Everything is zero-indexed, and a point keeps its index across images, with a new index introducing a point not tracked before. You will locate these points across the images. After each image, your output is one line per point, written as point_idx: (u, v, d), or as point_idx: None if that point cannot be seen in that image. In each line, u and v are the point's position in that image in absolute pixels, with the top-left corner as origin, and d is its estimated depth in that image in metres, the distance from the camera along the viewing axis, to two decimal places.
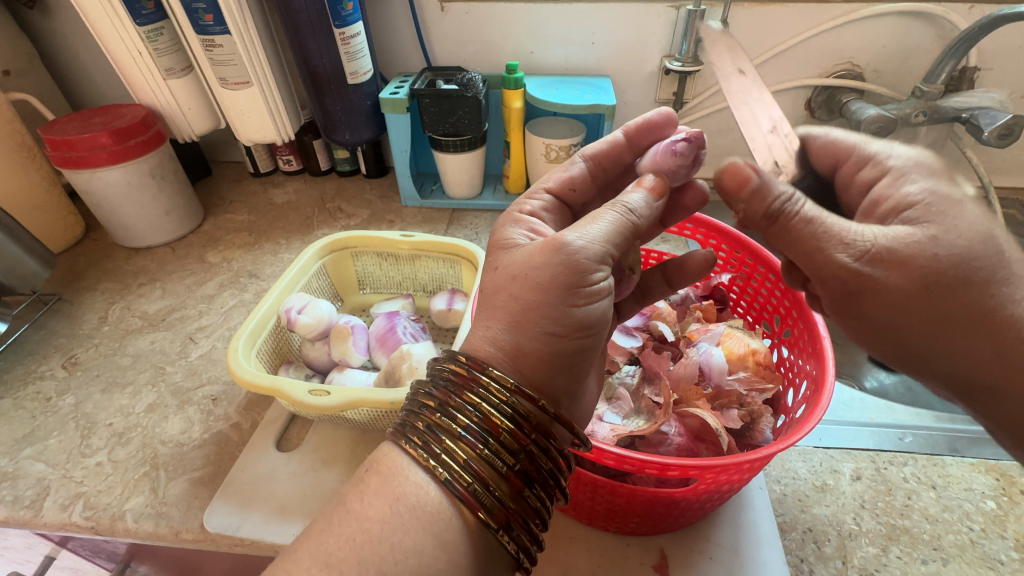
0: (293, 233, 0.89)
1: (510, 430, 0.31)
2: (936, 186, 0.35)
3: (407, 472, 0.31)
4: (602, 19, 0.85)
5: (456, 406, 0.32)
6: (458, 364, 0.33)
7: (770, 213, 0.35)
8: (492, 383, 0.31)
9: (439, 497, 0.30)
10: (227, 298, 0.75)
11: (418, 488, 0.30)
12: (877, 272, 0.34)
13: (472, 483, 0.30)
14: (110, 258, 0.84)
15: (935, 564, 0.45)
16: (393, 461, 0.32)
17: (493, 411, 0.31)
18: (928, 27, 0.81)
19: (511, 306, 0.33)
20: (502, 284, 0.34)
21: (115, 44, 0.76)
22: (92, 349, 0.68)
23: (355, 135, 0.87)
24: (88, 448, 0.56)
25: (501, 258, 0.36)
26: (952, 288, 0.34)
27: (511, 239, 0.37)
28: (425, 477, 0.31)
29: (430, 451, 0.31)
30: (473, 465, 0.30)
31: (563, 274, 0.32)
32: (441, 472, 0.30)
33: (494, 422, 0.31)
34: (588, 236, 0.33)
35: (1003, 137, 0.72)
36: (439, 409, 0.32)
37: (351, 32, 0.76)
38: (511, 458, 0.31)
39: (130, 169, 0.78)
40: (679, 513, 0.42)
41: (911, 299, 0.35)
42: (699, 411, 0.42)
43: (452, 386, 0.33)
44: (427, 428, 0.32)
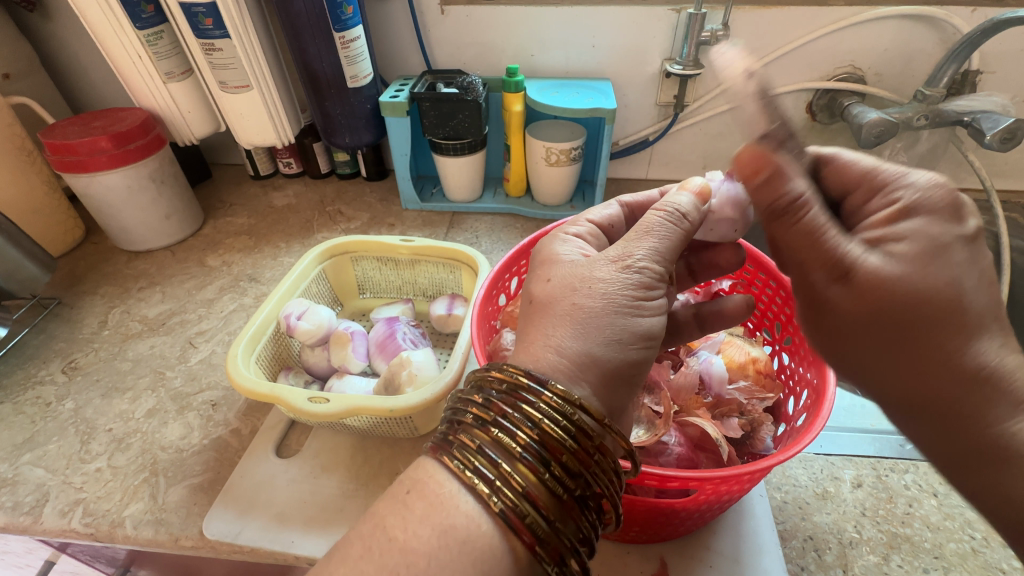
0: (294, 237, 0.89)
1: (570, 450, 0.30)
2: (930, 220, 0.32)
3: (456, 497, 0.30)
4: (603, 22, 0.84)
5: (514, 422, 0.31)
6: (513, 378, 0.32)
7: (771, 209, 0.34)
8: (555, 400, 0.30)
9: (489, 527, 0.29)
10: (227, 302, 0.75)
11: (467, 513, 0.29)
12: (834, 281, 0.33)
13: (528, 511, 0.29)
14: (111, 261, 0.84)
15: (936, 573, 0.45)
16: (437, 482, 0.31)
17: (554, 430, 0.30)
18: (930, 30, 0.80)
19: (575, 314, 0.33)
20: (560, 294, 0.34)
21: (115, 48, 0.76)
22: (92, 353, 0.68)
23: (355, 138, 0.87)
24: (88, 454, 0.56)
25: (556, 272, 0.36)
26: (902, 322, 0.31)
27: (562, 254, 0.38)
28: (475, 505, 0.30)
29: (483, 474, 0.30)
30: (532, 489, 0.29)
31: (628, 287, 0.34)
32: (492, 497, 0.29)
33: (551, 441, 0.30)
34: (646, 251, 0.35)
35: (1005, 141, 0.72)
36: (495, 425, 0.31)
37: (351, 36, 0.76)
38: (569, 479, 0.30)
39: (130, 173, 0.78)
40: (679, 522, 0.42)
41: (861, 322, 0.33)
42: (698, 420, 0.43)
43: (506, 402, 0.32)
44: (483, 448, 0.30)
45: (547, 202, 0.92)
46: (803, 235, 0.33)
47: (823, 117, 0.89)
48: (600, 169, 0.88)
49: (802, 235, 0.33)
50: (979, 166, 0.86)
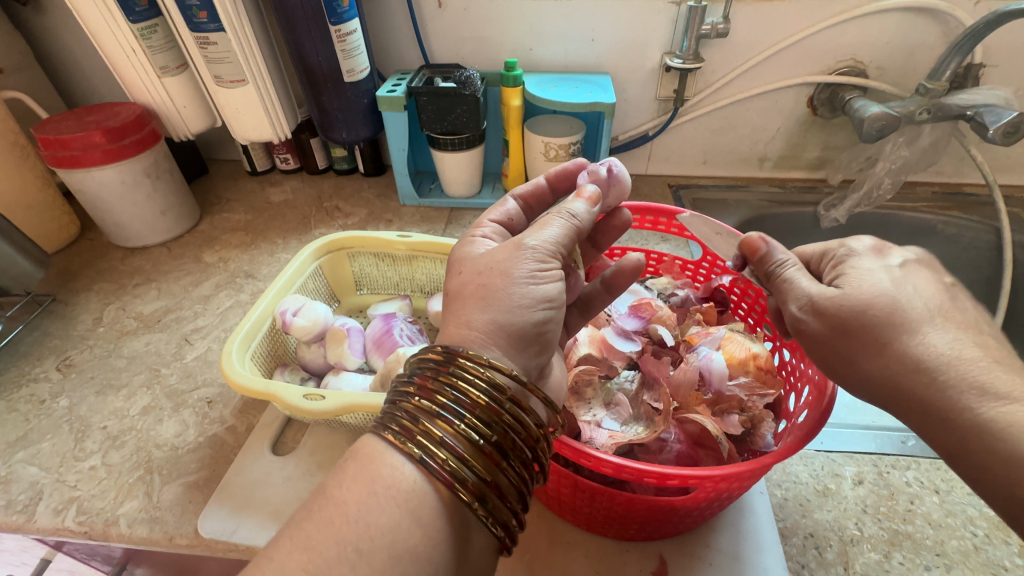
0: (291, 233, 0.88)
1: (486, 404, 0.31)
2: (868, 265, 0.40)
3: (385, 457, 0.30)
4: (603, 15, 0.83)
5: (435, 387, 0.32)
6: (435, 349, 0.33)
7: (767, 274, 0.44)
8: (467, 362, 0.32)
9: (414, 476, 0.30)
10: (223, 298, 0.75)
11: (395, 469, 0.30)
12: (819, 318, 0.39)
13: (449, 460, 0.30)
14: (106, 258, 0.83)
15: (938, 570, 0.45)
16: (370, 448, 0.31)
17: (472, 388, 0.31)
18: (933, 24, 0.79)
19: (482, 293, 0.35)
20: (470, 278, 0.36)
21: (109, 41, 0.75)
22: (87, 350, 0.67)
23: (352, 133, 0.86)
24: (82, 452, 0.55)
25: (465, 259, 0.39)
26: (854, 329, 0.37)
27: (470, 252, 0.39)
28: (401, 459, 0.30)
29: (407, 433, 0.31)
30: (453, 443, 0.30)
31: (526, 264, 0.36)
32: (416, 451, 0.30)
33: (468, 399, 0.31)
34: (542, 238, 0.37)
35: (1008, 135, 0.71)
36: (418, 392, 0.32)
37: (348, 29, 0.75)
38: (486, 432, 0.31)
39: (125, 168, 0.77)
40: (678, 520, 0.41)
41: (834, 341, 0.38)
42: (699, 417, 0.41)
43: (429, 370, 0.33)
44: (406, 411, 0.31)
45: None
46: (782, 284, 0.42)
47: (824, 111, 0.88)
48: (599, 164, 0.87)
49: (782, 283, 0.42)
50: (982, 160, 0.85)
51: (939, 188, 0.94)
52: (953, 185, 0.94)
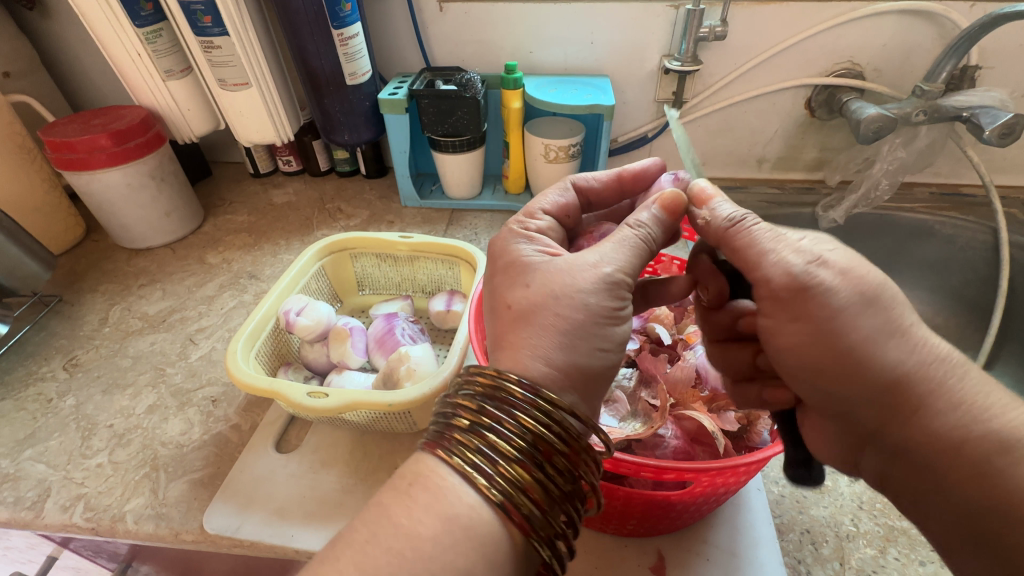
0: (293, 234, 0.89)
1: (560, 450, 0.32)
2: None
3: (457, 490, 0.30)
4: (602, 18, 0.84)
5: (505, 427, 0.31)
6: (505, 383, 0.32)
7: (727, 224, 0.38)
8: (545, 405, 0.31)
9: (490, 515, 0.30)
10: (227, 298, 0.76)
11: (466, 501, 0.30)
12: (824, 279, 0.33)
13: (523, 503, 0.30)
14: (111, 259, 0.84)
15: (932, 565, 0.45)
16: (438, 476, 0.31)
17: (544, 430, 0.31)
18: (929, 26, 0.80)
19: (557, 325, 0.34)
20: (540, 301, 0.35)
21: (114, 46, 0.76)
22: (93, 350, 0.68)
23: (354, 135, 0.87)
24: (89, 449, 0.56)
25: (534, 272, 0.37)
26: (850, 329, 0.32)
27: (527, 257, 0.38)
28: (475, 497, 0.30)
29: (480, 470, 0.30)
30: (522, 483, 0.30)
31: (602, 298, 0.35)
32: (490, 489, 0.30)
33: (543, 442, 0.31)
34: (619, 264, 0.36)
35: (1004, 136, 0.72)
36: (485, 429, 0.31)
37: (350, 33, 0.76)
38: (559, 477, 0.31)
39: (131, 170, 0.78)
40: (675, 515, 0.42)
41: (819, 333, 0.33)
42: (696, 414, 0.42)
43: (497, 406, 0.32)
44: (478, 449, 0.31)
45: None
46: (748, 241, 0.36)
47: (822, 112, 0.89)
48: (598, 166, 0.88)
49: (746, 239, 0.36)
50: (979, 161, 0.86)
51: (936, 189, 0.94)
52: (950, 186, 0.95)
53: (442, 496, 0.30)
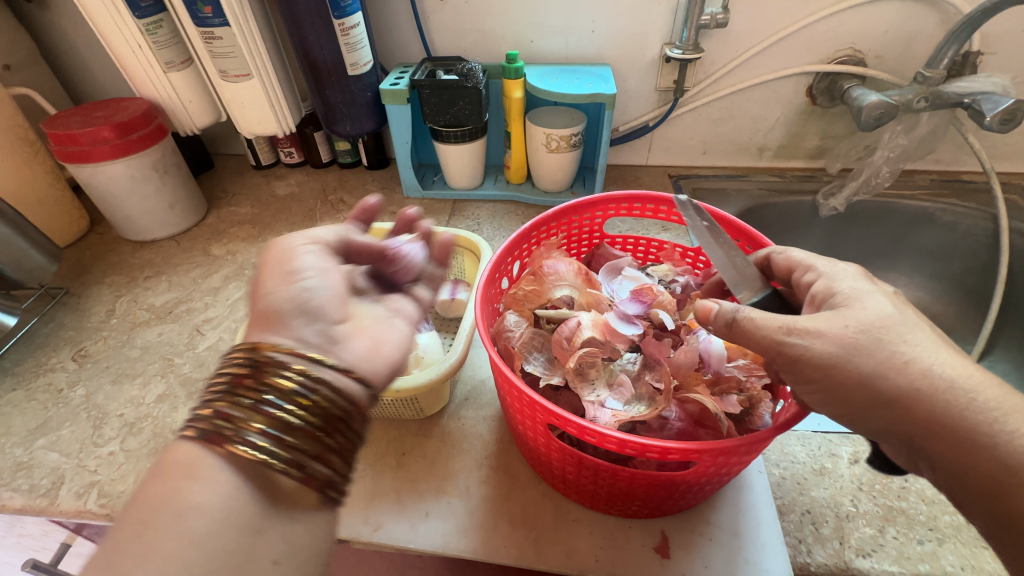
0: (297, 226, 0.89)
1: (317, 403, 0.33)
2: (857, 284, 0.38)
3: (213, 465, 0.29)
4: (603, 7, 0.84)
5: (272, 386, 0.32)
6: (251, 357, 0.33)
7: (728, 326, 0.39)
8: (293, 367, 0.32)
9: (237, 481, 0.29)
10: (232, 290, 0.76)
11: (233, 478, 0.29)
12: (806, 340, 0.35)
13: (290, 456, 0.31)
14: (116, 252, 0.85)
15: (930, 544, 0.46)
16: (191, 458, 0.29)
17: (314, 388, 0.33)
18: (931, 12, 0.80)
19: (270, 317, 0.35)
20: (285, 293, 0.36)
21: (115, 38, 0.76)
22: (101, 341, 0.69)
23: (356, 126, 0.88)
24: (101, 438, 0.57)
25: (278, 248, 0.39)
26: (868, 347, 0.34)
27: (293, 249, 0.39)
28: (223, 465, 0.29)
29: (242, 437, 0.30)
30: (280, 437, 0.31)
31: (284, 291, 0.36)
32: (252, 450, 0.30)
33: (303, 398, 0.32)
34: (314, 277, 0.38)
35: (1005, 122, 0.72)
36: (250, 392, 0.32)
37: (351, 23, 0.75)
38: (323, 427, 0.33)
39: (134, 162, 0.78)
40: (679, 496, 0.43)
41: (842, 362, 0.34)
42: (699, 396, 0.43)
43: (248, 373, 0.32)
44: (235, 417, 0.31)
45: (547, 188, 0.93)
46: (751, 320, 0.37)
47: (823, 100, 0.89)
48: (600, 155, 0.88)
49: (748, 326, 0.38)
50: (980, 148, 0.86)
51: (937, 176, 0.95)
52: (952, 173, 0.95)
53: (194, 475, 0.28)
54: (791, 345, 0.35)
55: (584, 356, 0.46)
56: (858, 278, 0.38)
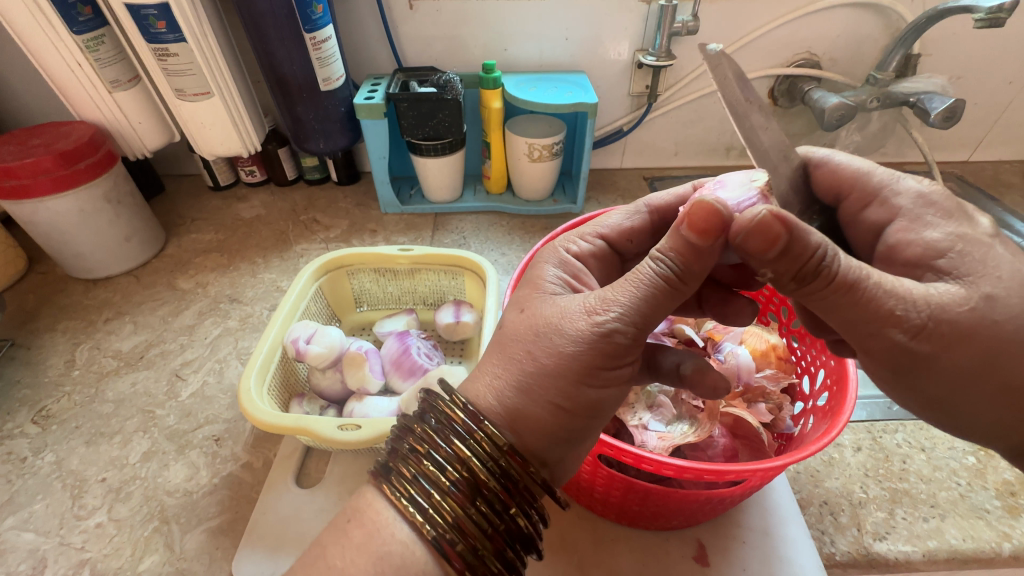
0: (270, 251, 0.84)
1: (496, 487, 0.31)
2: (955, 227, 0.35)
3: (392, 525, 0.31)
4: (575, 15, 0.84)
5: (444, 457, 0.31)
6: (451, 407, 0.33)
7: (798, 275, 0.32)
8: (484, 438, 0.31)
9: (422, 553, 0.30)
10: (209, 327, 0.71)
11: (404, 542, 0.31)
12: (937, 347, 0.31)
13: (458, 540, 0.30)
14: (65, 293, 0.76)
15: (934, 520, 0.50)
16: (377, 512, 0.32)
17: (479, 467, 0.31)
18: (877, 18, 0.86)
19: (525, 363, 0.32)
20: (524, 338, 0.33)
21: (48, 55, 0.68)
22: (64, 399, 0.62)
23: (329, 142, 0.83)
24: (83, 509, 0.51)
25: (534, 300, 0.36)
26: (1014, 359, 0.31)
27: (545, 281, 0.37)
28: (409, 532, 0.31)
29: (415, 504, 0.31)
30: (461, 521, 0.30)
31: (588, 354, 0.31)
32: (424, 525, 0.30)
33: (480, 479, 0.31)
34: (619, 310, 0.32)
35: (947, 119, 0.77)
36: (427, 455, 0.32)
37: (322, 36, 0.71)
38: (495, 517, 0.31)
39: (82, 194, 0.71)
40: (719, 507, 0.44)
41: (977, 372, 0.32)
42: (737, 411, 0.45)
43: (439, 431, 0.32)
44: (415, 475, 0.32)
45: (529, 197, 0.92)
46: (858, 292, 0.31)
47: (784, 101, 0.94)
48: (581, 163, 0.89)
49: (855, 292, 0.31)
50: (922, 142, 0.93)
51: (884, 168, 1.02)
52: (896, 165, 1.03)
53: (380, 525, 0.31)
54: (914, 349, 0.31)
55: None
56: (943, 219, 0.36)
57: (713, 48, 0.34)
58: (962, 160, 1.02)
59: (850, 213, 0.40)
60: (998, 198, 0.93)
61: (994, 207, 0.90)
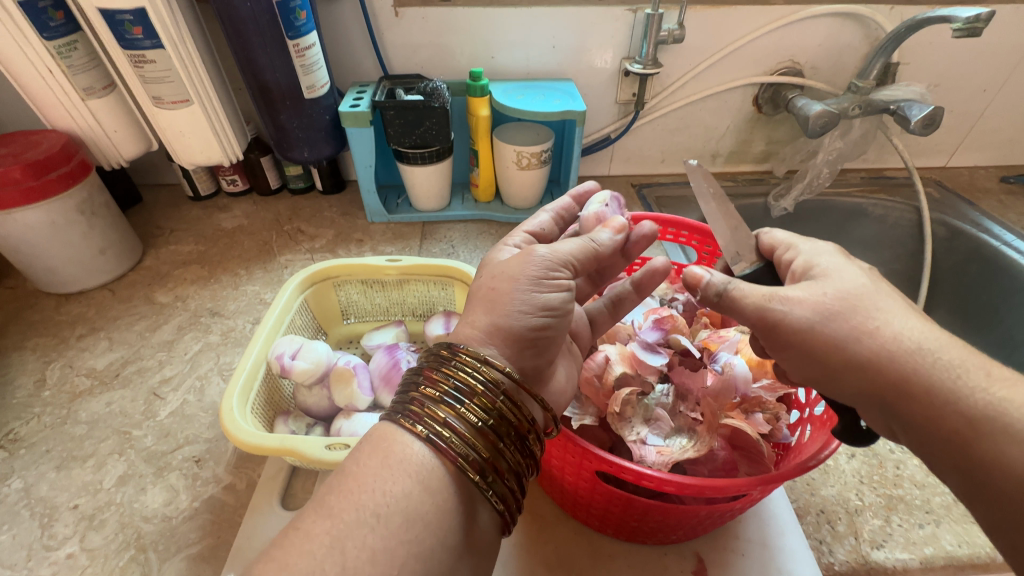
0: (253, 262, 0.81)
1: (494, 402, 0.33)
2: (836, 262, 0.39)
3: (405, 443, 0.31)
4: (562, 22, 0.84)
5: (448, 381, 0.33)
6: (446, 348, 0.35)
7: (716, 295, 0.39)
8: (477, 361, 0.33)
9: (435, 463, 0.30)
10: (189, 342, 0.68)
11: (416, 455, 0.30)
12: (786, 304, 0.37)
13: (464, 446, 0.31)
14: (37, 309, 0.73)
15: (930, 526, 0.50)
16: (389, 435, 0.32)
17: (472, 379, 0.33)
18: (858, 27, 0.87)
19: (493, 296, 0.37)
20: (484, 280, 0.38)
21: (18, 62, 0.65)
22: (34, 421, 0.59)
23: (314, 151, 0.82)
24: (53, 539, 0.49)
25: (488, 264, 0.40)
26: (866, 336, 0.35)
27: (495, 254, 0.41)
28: (420, 446, 0.31)
29: (423, 421, 0.31)
30: (468, 432, 0.31)
31: (536, 270, 0.37)
32: (433, 435, 0.31)
33: (480, 394, 0.32)
34: (555, 249, 0.39)
35: (927, 126, 0.78)
36: (432, 385, 0.33)
37: (306, 43, 0.70)
38: (495, 426, 0.32)
39: (54, 206, 0.68)
40: (716, 521, 0.43)
41: (819, 328, 0.36)
42: (735, 421, 0.44)
43: (442, 364, 0.34)
44: (422, 401, 0.32)
45: (518, 206, 0.91)
46: (738, 301, 0.39)
47: (768, 108, 0.95)
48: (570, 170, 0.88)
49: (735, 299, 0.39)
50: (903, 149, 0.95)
51: (866, 173, 1.04)
52: (877, 170, 1.04)
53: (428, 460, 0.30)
54: (773, 310, 0.37)
55: (622, 396, 0.45)
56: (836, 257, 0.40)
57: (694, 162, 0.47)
58: (940, 165, 1.04)
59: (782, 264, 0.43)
60: (976, 203, 0.95)
61: (974, 210, 0.92)
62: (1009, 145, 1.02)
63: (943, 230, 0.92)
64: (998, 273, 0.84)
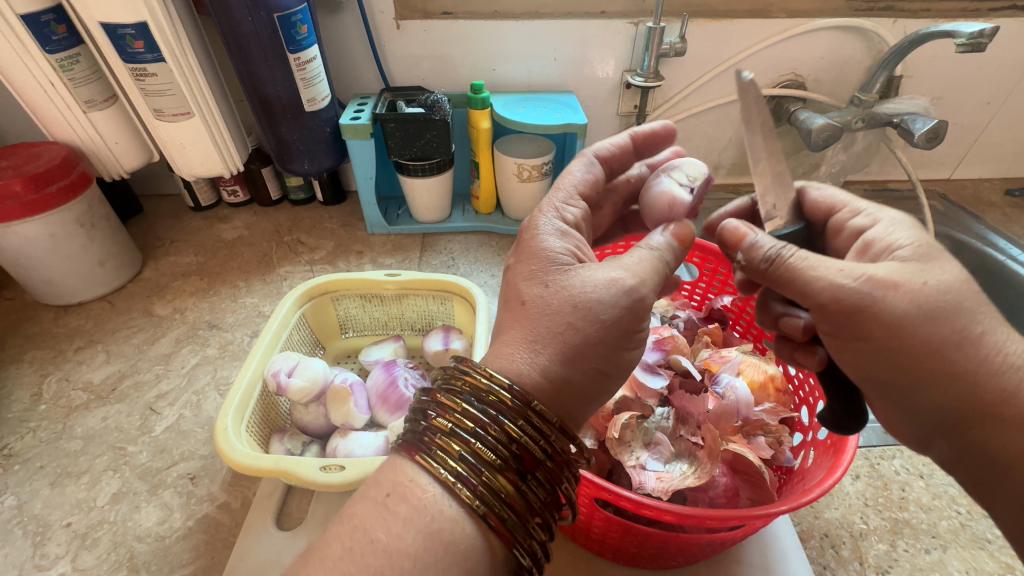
0: (252, 273, 0.81)
1: (523, 441, 0.31)
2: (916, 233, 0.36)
3: (421, 485, 0.30)
4: (563, 35, 0.84)
5: (473, 417, 0.31)
6: (473, 376, 0.32)
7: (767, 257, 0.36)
8: (508, 397, 0.31)
9: (454, 510, 0.29)
10: (187, 355, 0.68)
11: (430, 499, 0.29)
12: (880, 291, 0.33)
13: (489, 493, 0.29)
14: (36, 320, 0.73)
15: (936, 552, 0.49)
16: (406, 474, 0.30)
17: (505, 418, 0.31)
18: (860, 40, 0.86)
19: (560, 333, 0.32)
20: (548, 307, 0.33)
21: (20, 76, 0.65)
22: (29, 436, 0.58)
23: (314, 163, 0.81)
24: (45, 558, 0.48)
25: (546, 271, 0.35)
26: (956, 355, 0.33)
27: (552, 252, 0.36)
28: (438, 490, 0.29)
29: (444, 463, 0.30)
30: (493, 476, 0.29)
31: (620, 314, 0.33)
32: (455, 481, 0.29)
33: (507, 433, 0.30)
34: (633, 271, 0.34)
35: (930, 139, 0.78)
36: (456, 421, 0.31)
37: (307, 57, 0.70)
38: (523, 468, 0.30)
39: (53, 218, 0.68)
40: (717, 549, 0.43)
41: (913, 327, 0.33)
42: (737, 447, 0.44)
43: (467, 398, 0.32)
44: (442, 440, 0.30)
45: (518, 217, 0.91)
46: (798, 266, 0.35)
47: (770, 121, 0.94)
48: None
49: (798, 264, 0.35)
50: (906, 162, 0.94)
51: (869, 186, 1.03)
52: (880, 182, 1.04)
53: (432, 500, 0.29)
54: (855, 291, 0.33)
55: (621, 420, 0.45)
56: (910, 227, 0.37)
57: (747, 76, 0.38)
58: (944, 177, 1.04)
59: (836, 226, 0.41)
60: (980, 216, 0.94)
61: (978, 224, 0.91)
62: (1013, 157, 1.01)
63: (948, 244, 0.91)
64: (1004, 288, 0.83)
